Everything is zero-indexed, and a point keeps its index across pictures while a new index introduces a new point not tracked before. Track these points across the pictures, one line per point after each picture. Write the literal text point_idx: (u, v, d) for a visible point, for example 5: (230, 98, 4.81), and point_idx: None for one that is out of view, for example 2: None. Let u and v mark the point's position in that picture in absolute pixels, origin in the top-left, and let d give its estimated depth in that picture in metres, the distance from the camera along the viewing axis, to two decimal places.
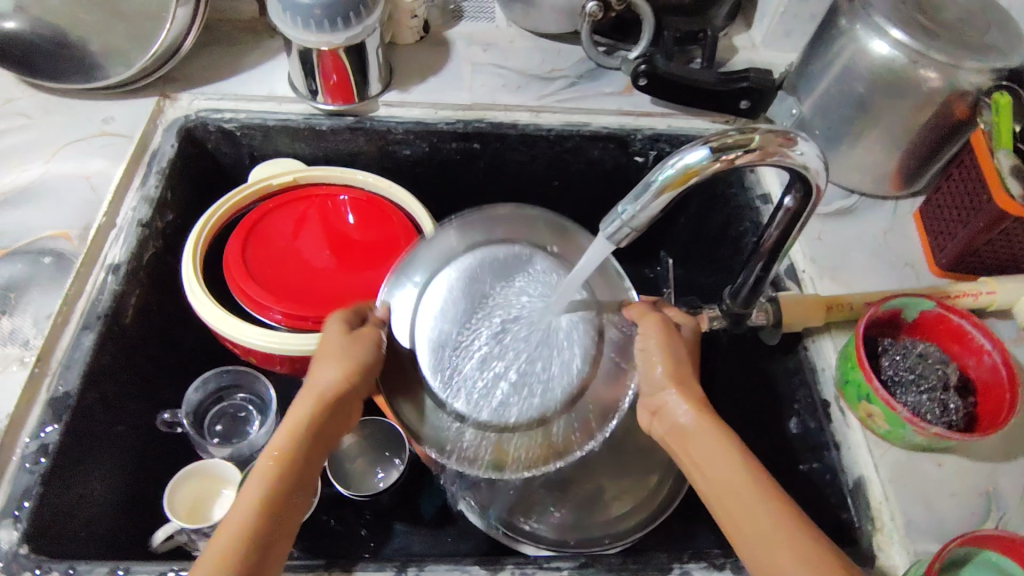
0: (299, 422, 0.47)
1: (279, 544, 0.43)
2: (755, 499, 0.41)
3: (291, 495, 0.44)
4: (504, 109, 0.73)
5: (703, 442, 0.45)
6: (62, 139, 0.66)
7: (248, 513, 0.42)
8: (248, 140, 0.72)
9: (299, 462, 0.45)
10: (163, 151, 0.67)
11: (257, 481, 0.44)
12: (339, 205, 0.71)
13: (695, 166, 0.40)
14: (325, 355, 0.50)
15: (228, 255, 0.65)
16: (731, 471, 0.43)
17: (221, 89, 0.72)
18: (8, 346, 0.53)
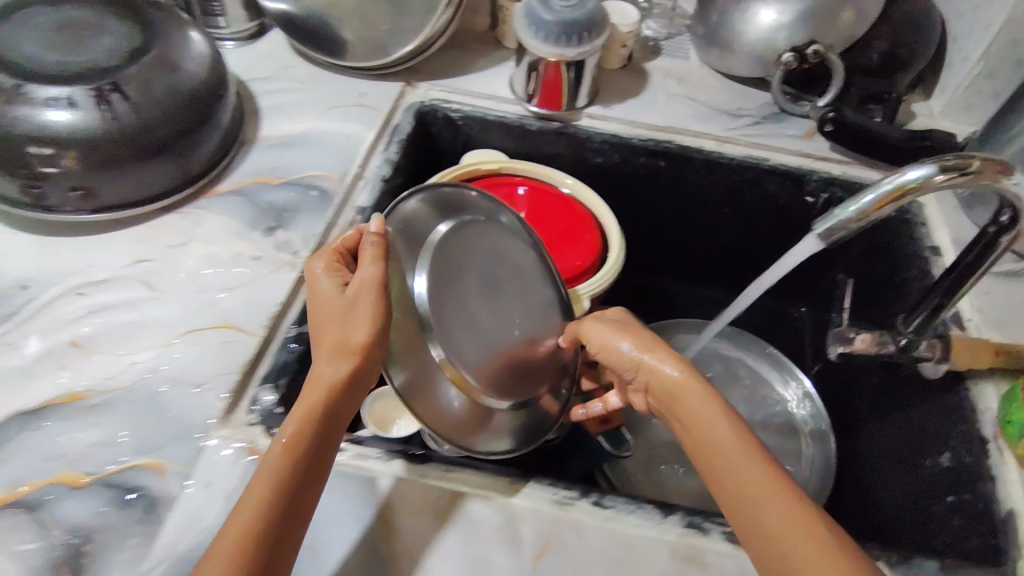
0: (306, 409, 0.49)
1: (297, 518, 0.46)
2: (740, 456, 0.48)
3: (297, 495, 0.46)
4: (693, 135, 0.82)
5: (690, 406, 0.53)
6: (327, 103, 0.80)
7: (256, 508, 0.44)
8: (466, 129, 0.84)
9: (310, 443, 0.48)
10: (402, 127, 0.79)
11: (270, 463, 0.46)
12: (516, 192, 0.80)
13: (909, 183, 0.48)
14: (325, 333, 0.52)
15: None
16: (721, 430, 0.50)
17: (454, 84, 0.84)
18: (281, 253, 0.65)
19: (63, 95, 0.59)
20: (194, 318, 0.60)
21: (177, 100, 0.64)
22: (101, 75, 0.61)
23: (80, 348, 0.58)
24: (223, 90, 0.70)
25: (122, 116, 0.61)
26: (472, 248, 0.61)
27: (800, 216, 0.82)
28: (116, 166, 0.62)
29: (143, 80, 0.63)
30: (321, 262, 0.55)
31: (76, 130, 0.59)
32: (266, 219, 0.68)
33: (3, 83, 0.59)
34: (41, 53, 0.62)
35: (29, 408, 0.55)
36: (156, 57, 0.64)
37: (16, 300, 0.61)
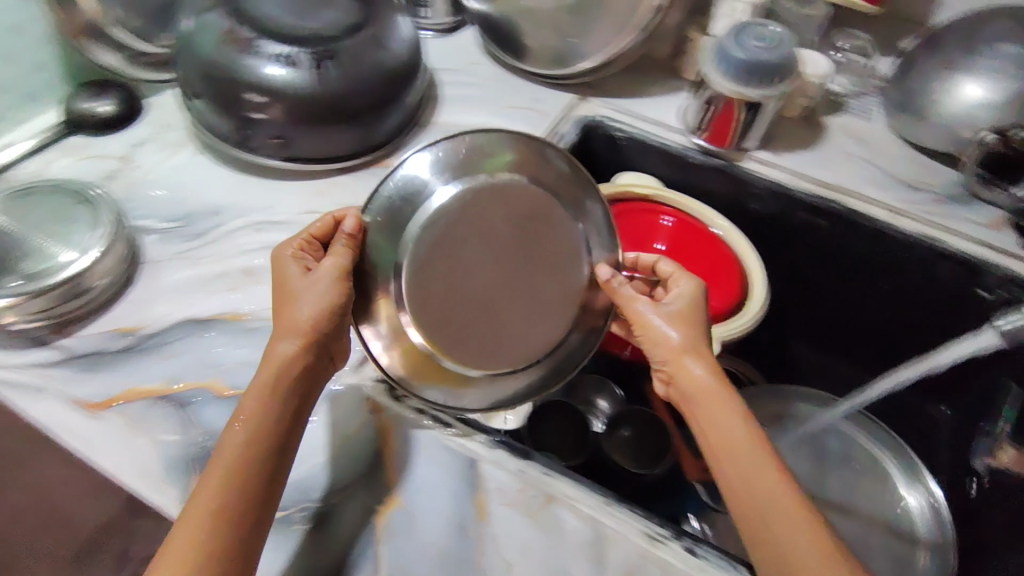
0: (279, 360, 0.49)
1: (273, 488, 0.47)
2: (756, 459, 0.48)
3: (275, 445, 0.48)
4: (863, 200, 0.77)
5: (699, 390, 0.52)
6: (503, 102, 0.84)
7: (235, 451, 0.46)
8: (627, 150, 0.85)
9: (278, 422, 0.48)
10: (567, 137, 0.81)
11: (228, 445, 0.47)
12: (657, 220, 0.81)
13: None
14: (286, 297, 0.52)
15: None
16: (738, 433, 0.49)
17: (623, 105, 0.85)
18: None
19: (287, 54, 0.67)
20: None
21: (377, 75, 0.70)
22: (320, 41, 0.68)
23: (249, 277, 0.64)
24: (415, 74, 0.76)
25: (329, 80, 0.67)
26: (496, 213, 0.53)
27: (968, 308, 0.74)
28: (312, 122, 0.68)
29: (353, 50, 0.69)
30: (285, 249, 0.54)
31: (290, 85, 0.66)
32: None
33: (244, 34, 0.67)
34: (277, 12, 0.69)
35: (201, 316, 0.61)
36: (369, 34, 0.71)
37: (207, 222, 0.68)
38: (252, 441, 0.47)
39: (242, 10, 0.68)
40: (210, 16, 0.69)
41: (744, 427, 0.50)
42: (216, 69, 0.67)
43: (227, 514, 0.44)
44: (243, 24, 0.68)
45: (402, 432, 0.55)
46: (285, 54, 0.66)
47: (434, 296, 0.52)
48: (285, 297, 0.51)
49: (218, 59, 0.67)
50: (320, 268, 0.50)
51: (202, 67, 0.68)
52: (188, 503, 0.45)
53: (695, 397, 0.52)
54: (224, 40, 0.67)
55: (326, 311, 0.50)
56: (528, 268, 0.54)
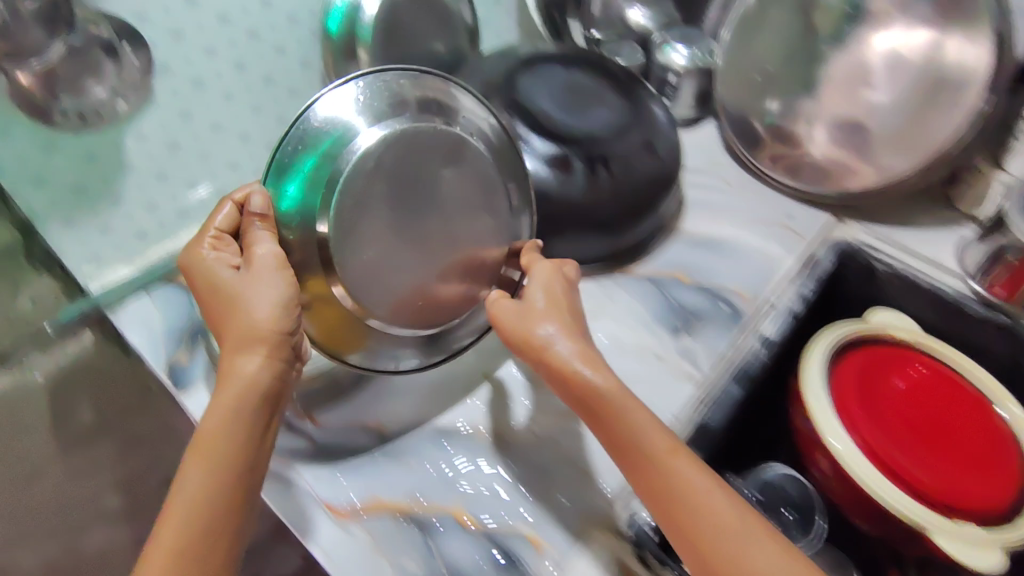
0: (229, 400, 0.47)
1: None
2: (697, 482, 0.47)
3: (224, 491, 0.45)
4: None
5: (651, 427, 0.49)
6: (753, 214, 0.77)
7: (194, 517, 0.44)
8: (884, 285, 0.76)
9: (240, 444, 0.46)
10: (823, 262, 0.74)
11: (194, 467, 0.45)
12: (922, 371, 0.70)
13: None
14: (226, 302, 0.49)
15: (842, 379, 0.69)
16: (694, 476, 0.47)
17: (888, 233, 0.76)
18: (683, 361, 0.63)
19: (563, 156, 0.64)
20: None
21: (646, 185, 0.66)
22: (593, 143, 0.64)
23: None
24: (675, 181, 0.70)
25: (601, 187, 0.64)
26: (421, 155, 0.54)
27: None
28: (574, 229, 0.65)
29: (626, 158, 0.65)
30: (200, 246, 0.50)
31: (563, 190, 0.64)
32: (674, 319, 0.66)
33: (521, 130, 0.64)
34: (551, 108, 0.66)
35: (444, 424, 0.59)
36: (642, 140, 0.67)
37: None
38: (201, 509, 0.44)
39: (518, 102, 0.65)
40: (481, 105, 0.66)
41: (655, 430, 0.49)
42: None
43: None
44: (518, 118, 0.65)
45: None
46: (562, 156, 0.64)
47: (354, 246, 0.51)
48: (236, 306, 0.48)
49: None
50: (257, 260, 0.48)
51: None
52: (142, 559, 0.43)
53: (663, 485, 0.47)
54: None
55: (279, 310, 0.48)
56: (408, 212, 0.54)
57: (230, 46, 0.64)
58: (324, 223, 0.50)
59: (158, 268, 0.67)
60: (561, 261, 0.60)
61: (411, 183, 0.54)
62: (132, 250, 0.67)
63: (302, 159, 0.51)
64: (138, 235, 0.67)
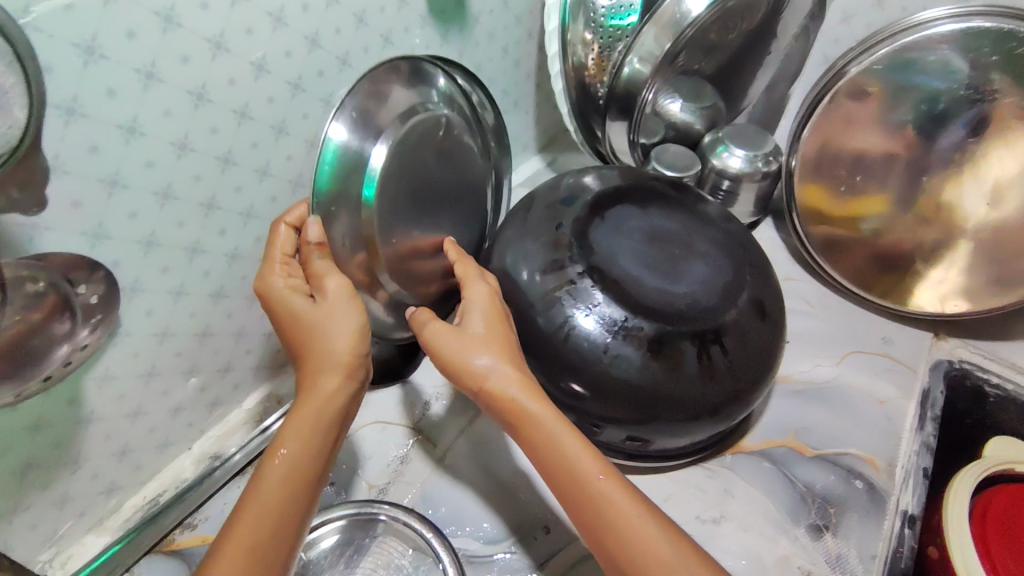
0: (314, 411, 0.42)
1: None
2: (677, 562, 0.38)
3: (294, 510, 0.39)
4: None
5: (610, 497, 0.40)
6: (849, 346, 0.68)
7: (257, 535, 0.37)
8: (995, 409, 0.67)
9: (306, 467, 0.40)
10: (934, 397, 0.63)
11: (269, 489, 0.39)
12: None
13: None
14: (290, 319, 0.44)
15: (984, 520, 0.61)
16: (619, 501, 0.40)
17: (995, 351, 0.68)
18: (835, 573, 0.51)
19: (666, 340, 0.50)
20: None
21: (762, 359, 0.54)
22: (700, 317, 0.51)
23: None
24: (780, 330, 0.56)
25: (717, 373, 0.51)
26: (413, 150, 0.53)
27: None
28: (682, 425, 0.52)
29: (739, 329, 0.52)
30: (276, 271, 0.45)
31: (674, 387, 0.50)
32: (810, 512, 0.54)
33: (608, 311, 0.51)
34: (642, 273, 0.52)
35: None
36: (751, 301, 0.54)
37: (539, 549, 0.50)
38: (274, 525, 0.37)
39: (600, 269, 0.52)
40: (555, 278, 0.53)
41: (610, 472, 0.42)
42: (570, 351, 0.51)
43: None
44: (602, 289, 0.51)
45: None
46: (665, 341, 0.50)
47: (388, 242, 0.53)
48: (307, 326, 0.44)
49: (572, 334, 0.51)
50: (333, 293, 0.45)
51: (538, 336, 0.52)
52: None
53: (582, 498, 0.41)
54: (577, 314, 0.51)
55: (356, 338, 0.44)
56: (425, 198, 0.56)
57: (222, 235, 0.48)
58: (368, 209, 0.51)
59: (136, 537, 0.49)
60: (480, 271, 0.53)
61: (406, 161, 0.53)
62: (100, 509, 0.50)
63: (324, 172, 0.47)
64: (106, 489, 0.49)
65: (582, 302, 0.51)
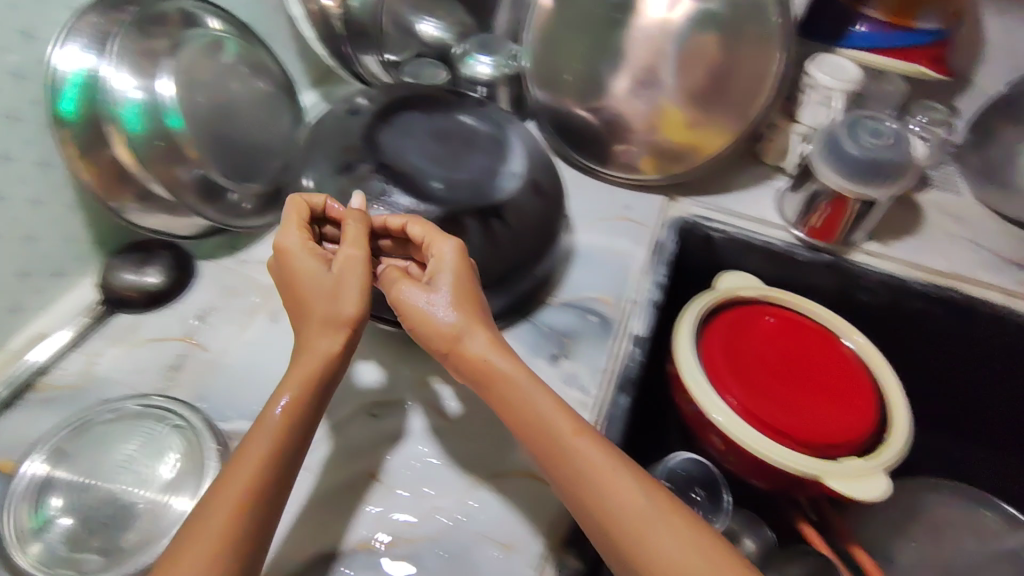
0: (315, 360, 0.48)
1: (275, 514, 0.44)
2: (659, 524, 0.44)
3: (303, 436, 0.46)
4: (979, 284, 0.75)
5: (580, 468, 0.46)
6: (593, 213, 0.76)
7: (258, 464, 0.43)
8: (723, 249, 0.79)
9: (294, 414, 0.46)
10: (667, 245, 0.75)
11: (265, 433, 0.45)
12: (782, 324, 0.74)
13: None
14: (293, 285, 0.51)
15: (708, 340, 0.72)
16: (598, 459, 0.46)
17: (716, 201, 0.80)
18: (568, 389, 0.60)
19: (450, 215, 0.57)
20: (486, 458, 0.57)
21: (539, 229, 0.61)
22: (475, 193, 0.59)
23: (379, 482, 0.55)
24: (560, 202, 0.65)
25: (495, 240, 0.58)
26: (195, 70, 0.63)
27: None
28: (485, 299, 0.59)
29: (516, 205, 0.60)
30: (292, 232, 0.53)
31: (459, 255, 0.56)
32: (549, 346, 0.63)
33: (395, 198, 0.57)
34: (425, 164, 0.59)
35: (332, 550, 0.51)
36: (525, 179, 0.62)
37: None
38: (268, 456, 0.44)
39: (389, 165, 0.59)
40: (346, 180, 0.58)
41: (561, 416, 0.48)
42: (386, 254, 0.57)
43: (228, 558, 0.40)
44: (402, 191, 0.58)
45: None
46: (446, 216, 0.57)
47: (204, 148, 0.63)
48: (309, 300, 0.50)
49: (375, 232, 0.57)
50: (346, 264, 0.51)
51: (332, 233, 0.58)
52: (195, 516, 0.42)
53: (561, 459, 0.47)
54: (375, 207, 0.57)
55: (361, 294, 0.50)
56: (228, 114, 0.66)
57: None
58: (181, 132, 0.60)
59: None
60: (421, 221, 0.54)
61: (195, 82, 0.63)
62: None
63: (127, 101, 0.56)
64: None
65: (375, 193, 0.57)
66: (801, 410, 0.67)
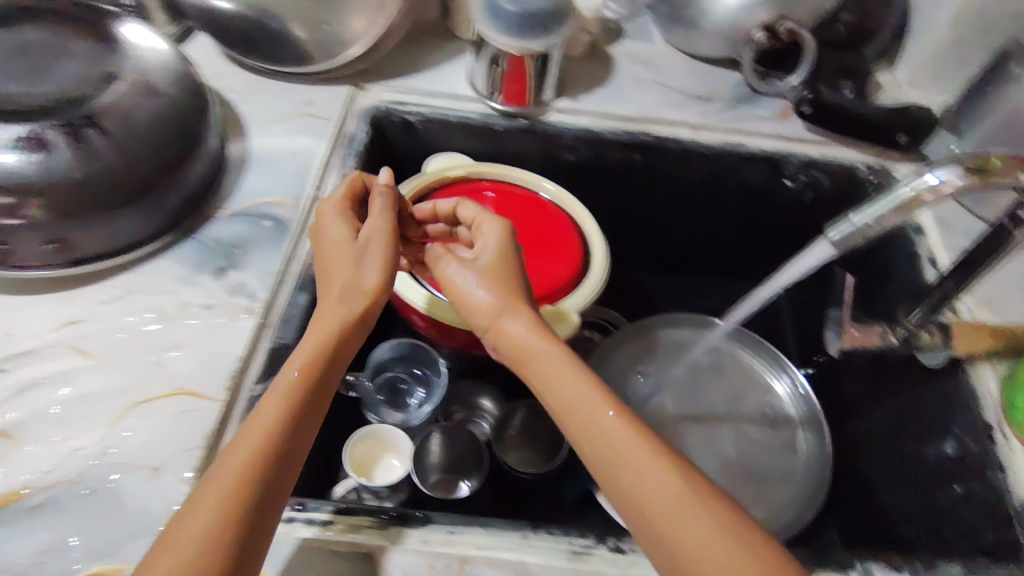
0: (314, 342, 0.47)
1: (272, 507, 0.41)
2: (642, 456, 0.44)
3: (280, 461, 0.42)
4: (667, 123, 0.78)
5: (606, 431, 0.46)
6: (271, 116, 0.72)
7: (254, 444, 0.41)
8: (426, 133, 0.77)
9: (310, 389, 0.45)
10: (357, 136, 0.72)
11: (264, 409, 0.43)
12: (490, 198, 0.74)
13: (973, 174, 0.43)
14: (327, 257, 0.53)
15: None
16: (626, 435, 0.45)
17: (407, 85, 0.78)
18: (236, 297, 0.58)
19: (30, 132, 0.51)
20: (140, 385, 0.53)
21: (160, 134, 0.57)
22: (69, 103, 0.53)
23: (8, 437, 0.49)
24: (205, 108, 0.62)
25: (103, 153, 0.53)
26: None
27: (775, 200, 0.81)
28: (119, 218, 0.56)
29: (122, 111, 0.55)
30: (330, 216, 0.55)
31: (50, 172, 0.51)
32: (215, 259, 0.60)
33: None
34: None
35: None
36: (135, 82, 0.57)
37: None
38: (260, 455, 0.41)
39: None
40: None
41: (582, 381, 0.49)
42: None
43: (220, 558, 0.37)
44: None
45: (276, 557, 0.47)
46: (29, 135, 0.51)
47: None
48: (331, 269, 0.52)
49: None
50: (371, 233, 0.53)
51: None
52: (201, 485, 0.40)
53: (590, 430, 0.46)
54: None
55: (385, 265, 0.52)
56: None
57: None
58: None
59: None
60: (477, 213, 0.60)
61: None
62: None
63: None
64: None
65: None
66: None
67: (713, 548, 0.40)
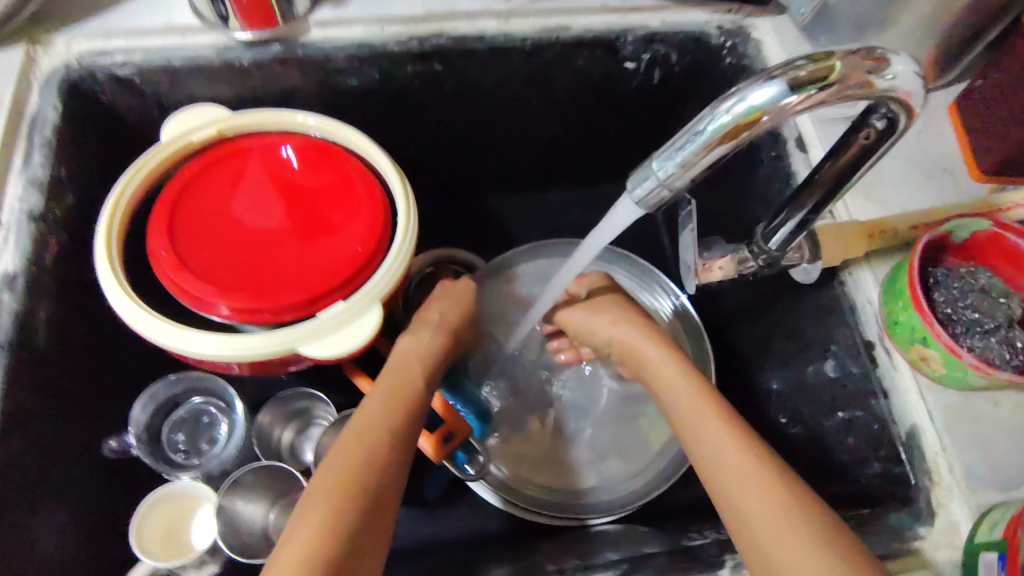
0: (420, 380, 0.55)
1: (381, 514, 0.46)
2: (739, 454, 0.47)
3: (407, 442, 0.51)
4: (466, 17, 0.60)
5: (695, 410, 0.51)
6: None
7: (386, 428, 0.50)
8: (152, 87, 0.58)
9: (413, 431, 0.52)
10: (45, 117, 0.53)
11: (385, 405, 0.52)
12: (260, 161, 0.58)
13: (802, 91, 0.30)
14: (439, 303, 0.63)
15: (154, 238, 0.53)
16: (726, 432, 0.49)
17: (105, 25, 0.57)
18: None
19: None
20: None
21: None
22: None
23: None
24: None
25: None
26: None
27: (619, 87, 0.67)
28: None
29: None
30: (458, 287, 0.65)
31: None
32: None
33: None
34: None
35: None
36: None
37: None
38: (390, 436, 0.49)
39: None
40: None
41: (695, 386, 0.53)
42: None
43: (335, 535, 0.42)
44: None
45: None
46: None
47: None
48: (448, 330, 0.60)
49: None
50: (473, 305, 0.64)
51: None
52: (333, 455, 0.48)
53: (702, 424, 0.50)
54: None
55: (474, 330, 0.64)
56: None
57: None
58: None
59: None
60: (596, 280, 0.66)
61: None
62: None
63: None
64: None
65: None
66: (310, 267, 0.54)
67: (782, 523, 0.42)
